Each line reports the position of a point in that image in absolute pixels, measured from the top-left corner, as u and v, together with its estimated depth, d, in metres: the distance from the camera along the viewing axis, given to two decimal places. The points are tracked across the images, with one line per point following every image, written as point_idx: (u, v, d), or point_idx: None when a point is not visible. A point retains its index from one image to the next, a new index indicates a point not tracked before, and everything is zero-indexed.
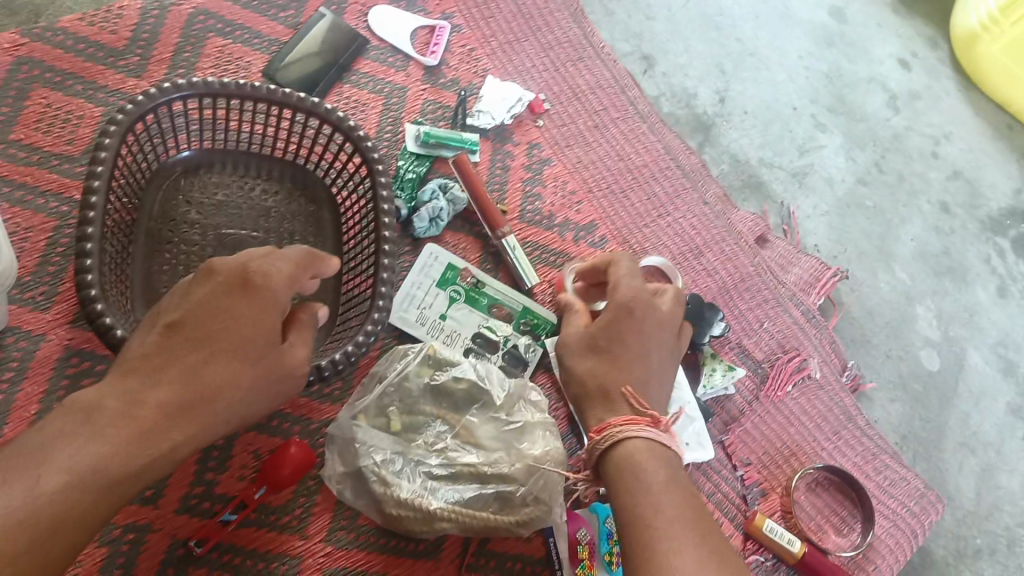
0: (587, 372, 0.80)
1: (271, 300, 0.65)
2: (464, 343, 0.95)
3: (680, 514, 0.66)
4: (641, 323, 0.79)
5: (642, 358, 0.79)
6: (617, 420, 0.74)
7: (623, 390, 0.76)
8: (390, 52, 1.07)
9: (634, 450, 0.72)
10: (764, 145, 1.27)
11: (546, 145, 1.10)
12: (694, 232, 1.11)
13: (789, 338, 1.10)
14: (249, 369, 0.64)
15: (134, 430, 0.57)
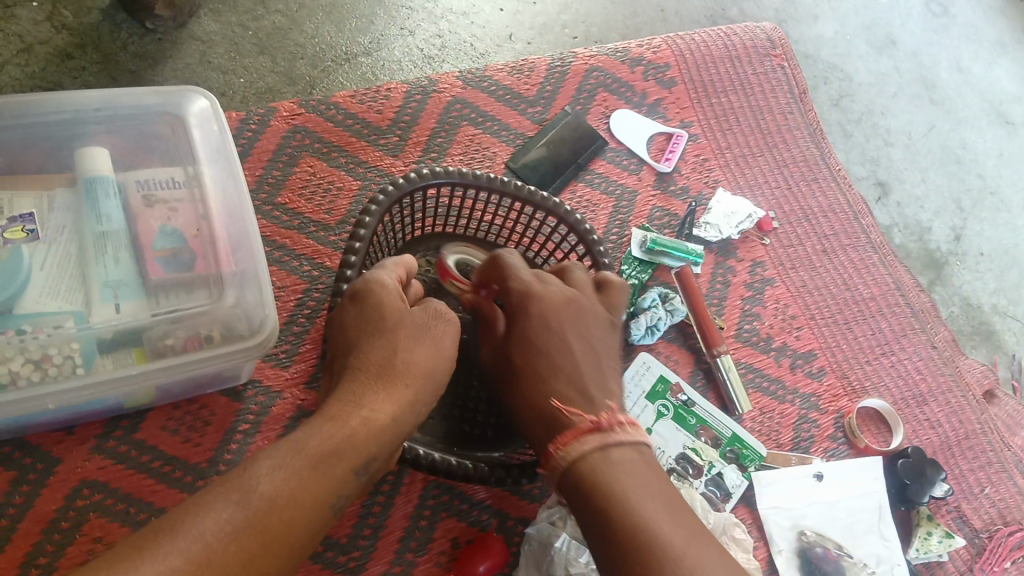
0: (529, 376, 0.78)
1: (391, 317, 0.70)
2: (668, 462, 0.92)
3: (657, 490, 0.69)
4: (550, 314, 0.80)
5: (576, 349, 0.79)
6: (566, 436, 0.73)
7: (552, 401, 0.76)
8: (625, 155, 1.09)
9: (596, 467, 0.70)
10: (998, 291, 1.18)
11: (770, 265, 1.07)
12: (918, 377, 1.05)
13: (1011, 509, 1.01)
14: (419, 370, 0.68)
15: (334, 433, 0.60)
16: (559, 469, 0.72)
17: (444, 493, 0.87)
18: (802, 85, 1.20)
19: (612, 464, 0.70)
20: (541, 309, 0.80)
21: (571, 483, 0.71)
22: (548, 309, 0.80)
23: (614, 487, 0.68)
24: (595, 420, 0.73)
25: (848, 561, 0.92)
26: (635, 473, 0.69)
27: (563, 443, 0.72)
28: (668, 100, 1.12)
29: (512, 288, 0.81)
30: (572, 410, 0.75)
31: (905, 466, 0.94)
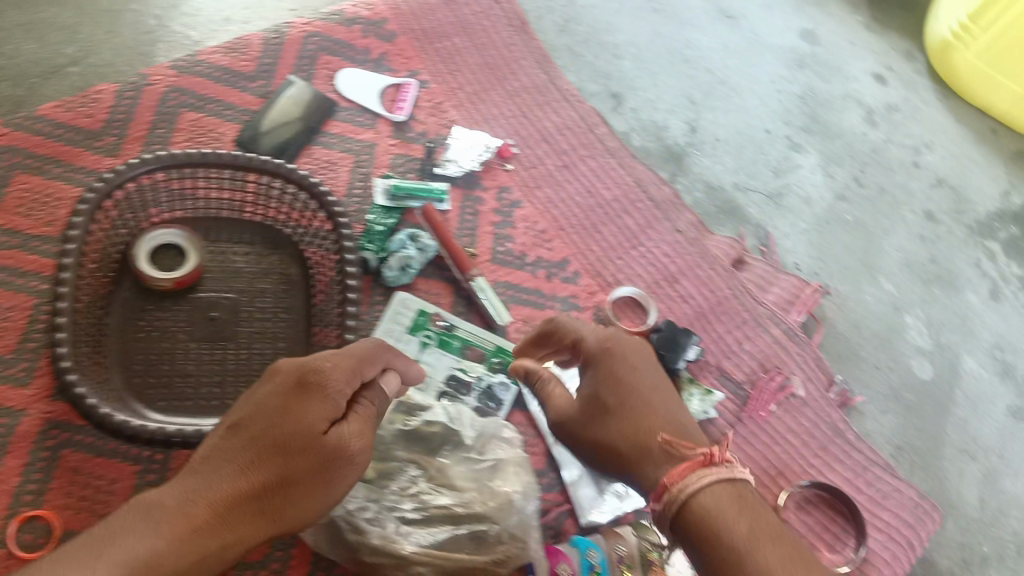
0: (621, 419, 0.72)
1: (315, 412, 0.66)
2: (438, 388, 0.97)
3: (757, 531, 0.61)
4: (631, 355, 0.76)
5: (662, 387, 0.74)
6: (679, 473, 0.65)
7: (659, 439, 0.69)
8: (358, 111, 1.12)
9: (717, 502, 0.63)
10: (737, 170, 1.29)
11: (516, 188, 1.13)
12: (667, 260, 1.14)
13: (770, 358, 1.11)
14: (306, 499, 0.65)
15: (188, 552, 0.58)
16: (671, 506, 0.64)
17: None
18: (523, 16, 1.26)
19: (737, 501, 0.63)
20: (626, 353, 0.75)
21: (682, 523, 0.64)
22: (626, 350, 0.76)
23: (734, 535, 0.60)
24: (704, 452, 0.66)
25: None
26: (732, 512, 0.62)
27: (676, 478, 0.65)
28: (391, 52, 1.16)
29: (587, 343, 0.78)
30: (680, 445, 0.68)
31: (659, 339, 1.02)
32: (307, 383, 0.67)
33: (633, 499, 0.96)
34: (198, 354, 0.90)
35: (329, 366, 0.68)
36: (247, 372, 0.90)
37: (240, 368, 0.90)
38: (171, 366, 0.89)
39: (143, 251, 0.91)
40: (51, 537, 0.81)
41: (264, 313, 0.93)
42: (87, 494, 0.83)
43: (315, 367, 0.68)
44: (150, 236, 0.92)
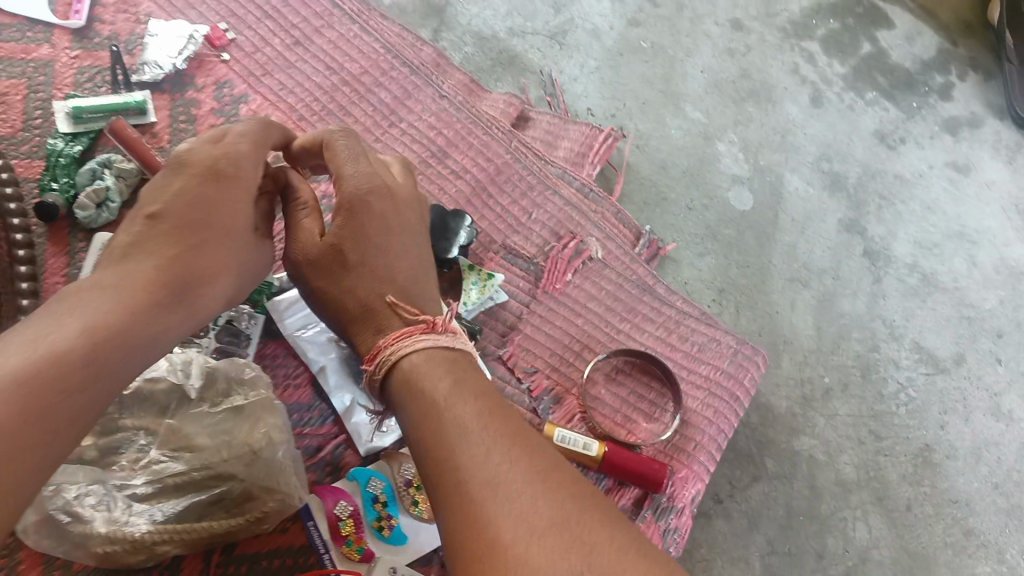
0: (355, 273, 0.68)
1: (234, 195, 0.64)
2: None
3: (464, 384, 0.60)
4: (387, 213, 0.70)
5: (410, 246, 0.71)
6: (388, 341, 0.64)
7: (386, 301, 0.67)
8: (27, 26, 0.94)
9: (425, 360, 0.62)
10: (511, 13, 1.13)
11: (238, 80, 0.96)
12: (433, 133, 0.99)
13: (563, 223, 0.99)
14: (216, 288, 0.62)
15: (47, 388, 0.47)
16: (383, 367, 0.64)
17: None
18: None
19: (448, 362, 0.63)
20: (381, 203, 0.69)
21: (399, 388, 0.62)
22: (385, 202, 0.70)
23: (435, 380, 0.60)
24: (427, 320, 0.66)
25: None
26: (446, 371, 0.61)
27: (392, 340, 0.64)
28: None
29: (344, 186, 0.69)
30: (404, 309, 0.67)
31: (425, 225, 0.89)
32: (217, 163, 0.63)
33: None
34: None
35: (229, 147, 0.65)
36: None
37: None
38: None
39: None
40: None
41: None
42: None
43: (224, 149, 0.64)
44: None
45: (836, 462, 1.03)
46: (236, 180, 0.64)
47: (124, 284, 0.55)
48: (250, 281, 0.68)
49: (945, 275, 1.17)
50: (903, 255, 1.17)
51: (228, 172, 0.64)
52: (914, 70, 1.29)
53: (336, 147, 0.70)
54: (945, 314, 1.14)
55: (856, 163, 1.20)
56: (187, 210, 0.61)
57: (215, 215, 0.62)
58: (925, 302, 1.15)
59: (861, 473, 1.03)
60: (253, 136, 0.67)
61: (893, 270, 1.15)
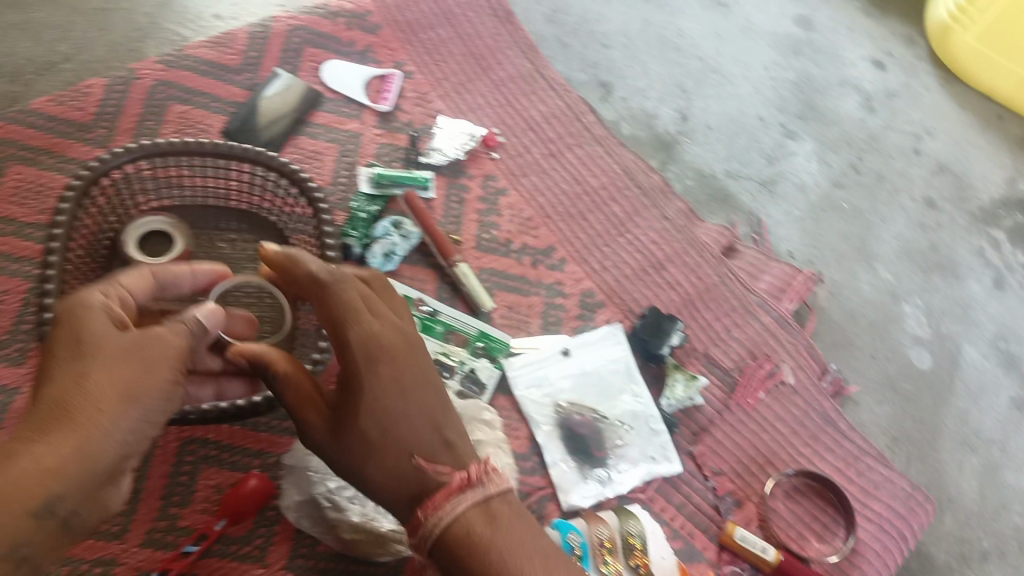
0: (386, 431, 0.68)
1: (89, 339, 0.62)
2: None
3: (521, 536, 0.65)
4: (403, 369, 0.70)
5: (429, 393, 0.71)
6: (439, 499, 0.66)
7: (412, 458, 0.68)
8: (344, 103, 1.12)
9: (470, 526, 0.65)
10: (730, 158, 1.27)
11: (501, 176, 1.14)
12: (655, 247, 1.12)
13: (760, 346, 1.09)
14: (122, 405, 0.61)
15: None
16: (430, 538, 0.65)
17: (201, 448, 0.89)
18: (508, 6, 1.26)
19: (489, 521, 0.65)
20: (391, 358, 0.69)
21: (444, 556, 0.64)
22: (395, 356, 0.69)
23: (490, 549, 0.63)
24: (462, 474, 0.67)
25: (603, 423, 0.99)
26: (501, 523, 0.65)
27: (432, 509, 0.65)
28: (376, 44, 1.16)
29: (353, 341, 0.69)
30: (436, 466, 0.67)
31: (643, 325, 1.03)
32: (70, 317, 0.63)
33: (616, 486, 0.96)
34: None
35: (84, 298, 0.64)
36: None
37: None
38: None
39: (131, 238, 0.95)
40: None
41: None
42: None
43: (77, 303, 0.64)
44: (139, 223, 0.95)
45: None
46: (148, 328, 0.65)
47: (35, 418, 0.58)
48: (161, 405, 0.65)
49: None
50: None
51: (77, 313, 0.63)
52: None
53: (332, 296, 0.70)
54: None
55: None
56: (66, 338, 0.62)
57: (75, 358, 0.61)
58: None
59: None
60: (178, 319, 0.68)
61: None
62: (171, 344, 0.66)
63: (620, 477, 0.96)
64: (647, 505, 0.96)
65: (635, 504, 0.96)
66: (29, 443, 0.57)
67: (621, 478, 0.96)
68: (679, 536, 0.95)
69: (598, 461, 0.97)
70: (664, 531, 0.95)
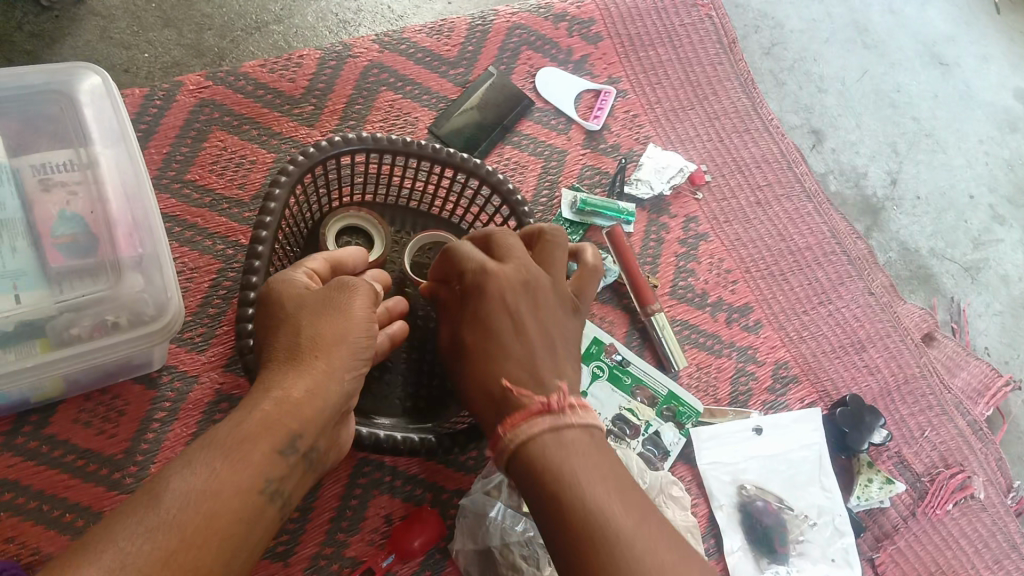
0: (485, 358, 0.69)
1: (293, 296, 0.64)
2: (605, 423, 0.91)
3: (599, 472, 0.60)
4: (506, 293, 0.69)
5: (542, 328, 0.70)
6: (517, 416, 0.64)
7: (503, 384, 0.67)
8: (554, 114, 1.05)
9: (548, 446, 0.62)
10: (935, 235, 1.19)
11: (703, 219, 1.06)
12: (856, 324, 1.04)
13: (951, 452, 1.01)
14: (337, 338, 0.60)
15: (243, 429, 0.53)
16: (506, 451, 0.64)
17: (375, 471, 0.84)
18: (732, 33, 1.18)
19: (564, 446, 0.61)
20: (497, 289, 0.70)
21: (523, 471, 0.62)
22: (502, 286, 0.70)
23: (552, 473, 0.59)
24: (543, 400, 0.64)
25: (788, 514, 0.91)
26: (574, 449, 0.61)
27: (511, 425, 0.64)
28: (594, 56, 1.09)
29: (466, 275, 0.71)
30: (522, 391, 0.66)
31: (843, 414, 0.94)
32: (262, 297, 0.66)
33: None
34: None
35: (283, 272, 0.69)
36: (415, 372, 0.88)
37: (409, 367, 0.88)
38: None
39: (330, 233, 0.88)
40: None
41: None
42: None
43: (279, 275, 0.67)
44: (340, 216, 0.88)
45: None
46: (345, 283, 0.65)
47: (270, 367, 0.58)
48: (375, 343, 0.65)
49: None
50: None
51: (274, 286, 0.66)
52: None
53: (458, 246, 0.73)
54: None
55: None
56: (276, 308, 0.64)
57: (286, 314, 0.62)
58: None
59: None
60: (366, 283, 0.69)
61: None
62: (365, 285, 0.66)
63: None
64: None
65: None
66: (269, 385, 0.56)
67: None
68: None
69: (779, 557, 0.89)
70: None
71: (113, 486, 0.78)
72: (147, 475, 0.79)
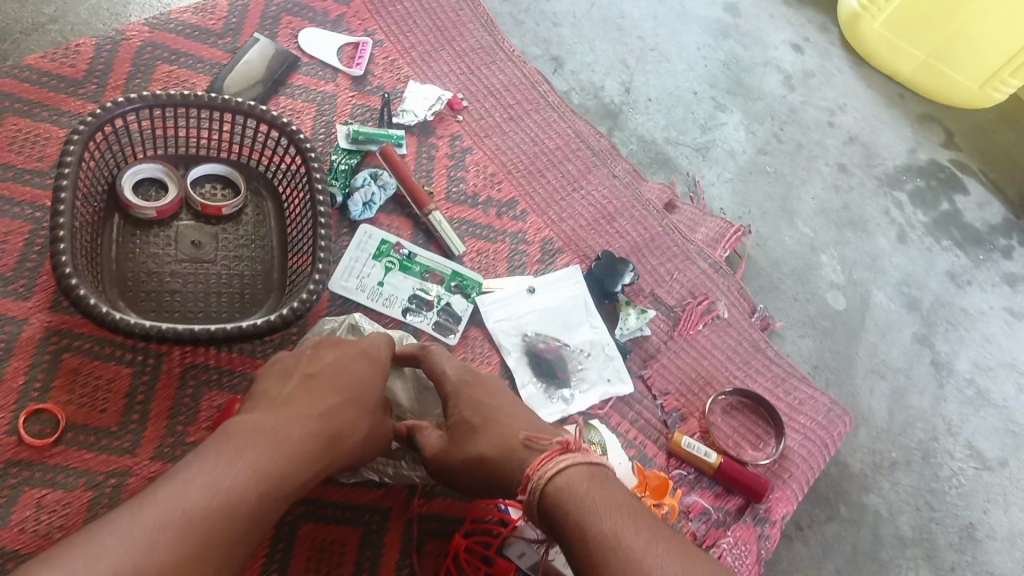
0: (488, 423, 0.81)
1: (374, 364, 0.83)
2: (402, 304, 1.06)
3: (606, 500, 0.70)
4: (485, 385, 0.86)
5: (525, 409, 0.85)
6: (535, 463, 0.76)
7: (522, 438, 0.79)
8: (319, 67, 1.21)
9: (569, 483, 0.73)
10: (668, 127, 1.43)
11: (466, 136, 1.24)
12: (605, 201, 1.25)
13: (698, 286, 1.23)
14: (373, 424, 0.81)
15: (315, 436, 0.72)
16: (535, 490, 0.74)
17: (203, 372, 0.95)
18: None
19: (589, 477, 0.73)
20: (478, 384, 0.86)
21: (550, 507, 0.72)
22: (483, 384, 0.86)
23: (577, 505, 0.70)
24: (560, 442, 0.77)
25: (566, 350, 1.10)
26: (585, 483, 0.72)
27: (537, 467, 0.75)
28: (348, 15, 1.26)
29: (445, 377, 0.86)
30: (537, 441, 0.78)
31: (599, 266, 1.14)
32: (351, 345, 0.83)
33: (578, 404, 1.07)
34: (184, 275, 1.00)
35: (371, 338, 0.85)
36: (228, 289, 1.01)
37: (222, 286, 1.01)
38: (159, 284, 0.98)
39: (127, 185, 1.00)
40: (56, 428, 0.87)
41: (242, 241, 1.05)
42: (87, 393, 0.90)
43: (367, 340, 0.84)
44: (134, 168, 1.01)
45: (896, 521, 1.20)
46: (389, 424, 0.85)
47: (337, 397, 0.77)
48: (384, 443, 0.84)
49: (997, 394, 1.36)
50: (964, 370, 1.36)
51: (363, 344, 0.83)
52: (983, 230, 1.53)
53: (431, 354, 0.89)
54: (994, 425, 1.32)
55: (930, 292, 1.43)
56: (359, 358, 0.82)
57: (359, 376, 0.81)
58: (978, 411, 1.33)
59: (916, 533, 1.20)
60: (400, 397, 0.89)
61: (955, 381, 1.35)
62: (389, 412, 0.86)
63: (581, 396, 1.07)
64: (606, 420, 1.07)
65: (595, 420, 1.07)
66: (332, 414, 0.75)
67: (582, 397, 1.07)
68: (633, 445, 1.07)
69: (562, 383, 1.07)
70: (620, 442, 1.06)
71: None
72: None
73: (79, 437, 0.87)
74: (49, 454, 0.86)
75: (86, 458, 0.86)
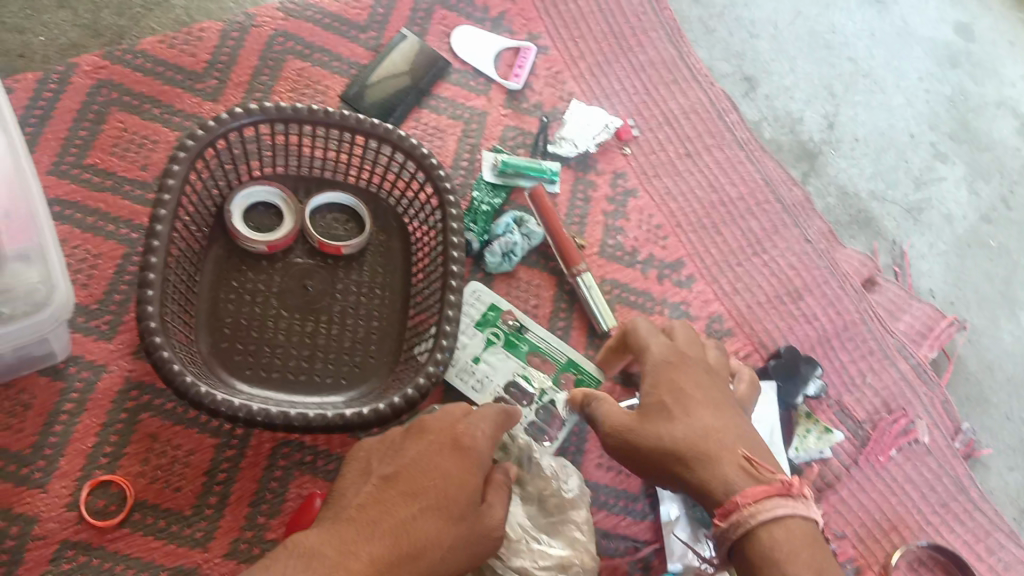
0: (700, 420, 0.71)
1: (474, 459, 0.66)
2: (496, 390, 0.87)
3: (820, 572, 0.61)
4: (700, 371, 0.75)
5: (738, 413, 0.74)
6: (755, 494, 0.64)
7: (741, 456, 0.68)
8: (472, 75, 1.03)
9: (786, 537, 0.62)
10: (875, 177, 1.17)
11: (632, 175, 1.03)
12: (792, 272, 1.02)
13: (893, 396, 1.00)
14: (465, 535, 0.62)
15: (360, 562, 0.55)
16: (738, 527, 0.64)
17: (296, 452, 0.81)
18: None
19: (808, 546, 0.62)
20: (690, 367, 0.76)
21: (753, 551, 0.63)
22: (690, 367, 0.76)
23: (783, 569, 0.61)
24: (783, 480, 0.65)
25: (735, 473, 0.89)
26: (801, 550, 0.62)
27: (750, 498, 0.64)
28: (512, 12, 1.07)
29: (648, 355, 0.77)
30: (761, 466, 0.67)
31: (777, 365, 0.94)
32: (435, 433, 0.67)
33: None
34: (289, 326, 0.85)
35: (469, 421, 0.68)
36: (335, 348, 0.86)
37: (328, 345, 0.86)
38: (259, 335, 0.84)
39: (235, 212, 0.85)
40: (122, 506, 0.76)
41: (359, 289, 0.89)
42: (162, 465, 0.78)
43: (461, 422, 0.68)
44: (247, 191, 0.86)
45: None
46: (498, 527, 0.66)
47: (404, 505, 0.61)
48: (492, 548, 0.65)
49: None
50: None
51: (455, 429, 0.67)
52: None
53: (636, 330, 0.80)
54: None
55: None
56: (445, 444, 0.66)
57: (441, 471, 0.64)
58: None
59: None
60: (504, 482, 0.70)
61: None
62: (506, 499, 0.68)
63: None
64: None
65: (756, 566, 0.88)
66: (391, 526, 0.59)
67: None
68: None
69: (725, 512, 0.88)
70: None
71: (22, 483, 0.75)
72: (56, 469, 0.76)
73: (145, 521, 0.76)
74: (110, 537, 0.75)
75: (151, 547, 0.75)
